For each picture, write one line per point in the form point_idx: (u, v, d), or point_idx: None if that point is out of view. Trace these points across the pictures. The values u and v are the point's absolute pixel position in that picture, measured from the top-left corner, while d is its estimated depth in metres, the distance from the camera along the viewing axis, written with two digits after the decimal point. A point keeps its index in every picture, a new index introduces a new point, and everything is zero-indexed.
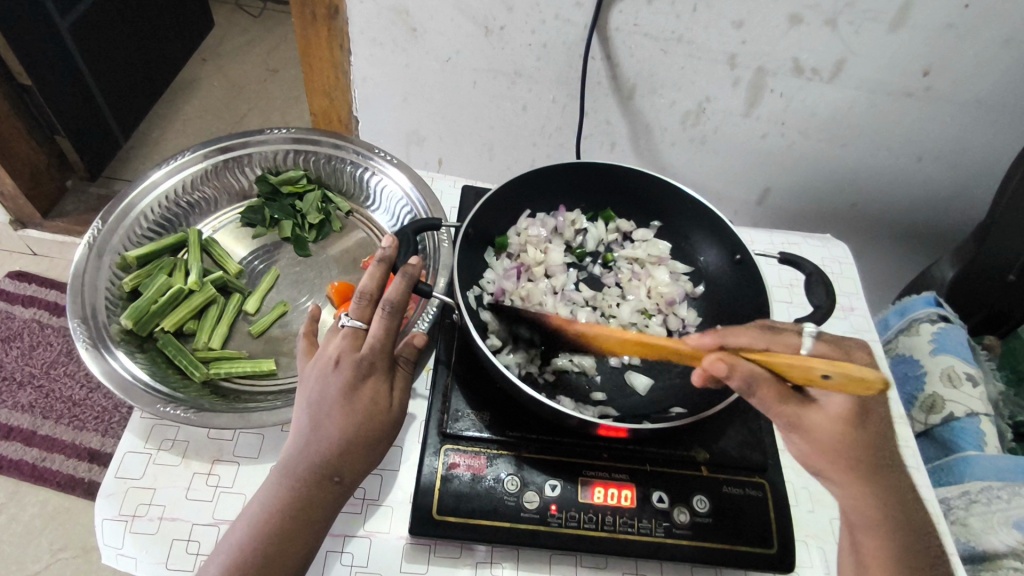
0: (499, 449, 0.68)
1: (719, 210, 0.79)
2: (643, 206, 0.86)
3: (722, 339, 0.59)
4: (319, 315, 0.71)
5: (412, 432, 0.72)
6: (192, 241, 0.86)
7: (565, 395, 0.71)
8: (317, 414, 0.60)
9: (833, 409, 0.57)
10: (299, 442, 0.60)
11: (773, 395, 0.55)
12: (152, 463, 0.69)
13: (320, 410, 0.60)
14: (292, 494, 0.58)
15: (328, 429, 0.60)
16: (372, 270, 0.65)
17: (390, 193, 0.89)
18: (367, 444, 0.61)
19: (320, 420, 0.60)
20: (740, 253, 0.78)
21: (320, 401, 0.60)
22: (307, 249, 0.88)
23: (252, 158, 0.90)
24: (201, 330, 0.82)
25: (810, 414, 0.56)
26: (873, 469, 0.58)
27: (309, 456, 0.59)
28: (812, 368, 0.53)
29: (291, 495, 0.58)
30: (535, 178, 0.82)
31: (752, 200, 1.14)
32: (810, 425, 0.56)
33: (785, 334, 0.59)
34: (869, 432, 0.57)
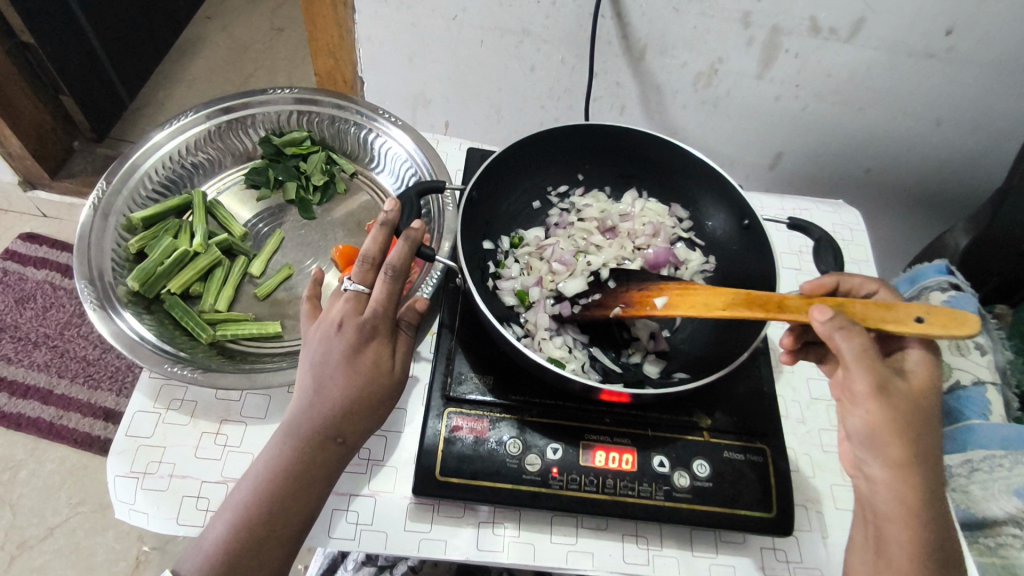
0: (502, 412, 0.68)
1: (728, 172, 0.76)
2: (645, 169, 0.82)
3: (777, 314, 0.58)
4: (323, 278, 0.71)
5: (416, 394, 0.74)
6: (196, 203, 0.85)
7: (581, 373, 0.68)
8: (321, 375, 0.61)
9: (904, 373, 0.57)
10: (303, 403, 0.61)
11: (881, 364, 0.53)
12: (160, 423, 0.71)
13: (324, 371, 0.61)
14: (294, 454, 0.59)
15: (331, 391, 0.60)
16: (375, 234, 0.64)
17: (395, 155, 0.89)
18: (368, 408, 0.61)
19: (323, 382, 0.61)
20: (748, 218, 0.75)
21: (322, 363, 0.61)
22: (312, 212, 0.88)
23: (256, 118, 0.88)
24: (206, 293, 0.80)
25: (843, 412, 0.59)
26: (929, 463, 0.54)
27: (312, 417, 0.60)
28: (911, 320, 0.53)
29: (294, 454, 0.59)
30: (535, 145, 0.79)
31: (763, 165, 1.12)
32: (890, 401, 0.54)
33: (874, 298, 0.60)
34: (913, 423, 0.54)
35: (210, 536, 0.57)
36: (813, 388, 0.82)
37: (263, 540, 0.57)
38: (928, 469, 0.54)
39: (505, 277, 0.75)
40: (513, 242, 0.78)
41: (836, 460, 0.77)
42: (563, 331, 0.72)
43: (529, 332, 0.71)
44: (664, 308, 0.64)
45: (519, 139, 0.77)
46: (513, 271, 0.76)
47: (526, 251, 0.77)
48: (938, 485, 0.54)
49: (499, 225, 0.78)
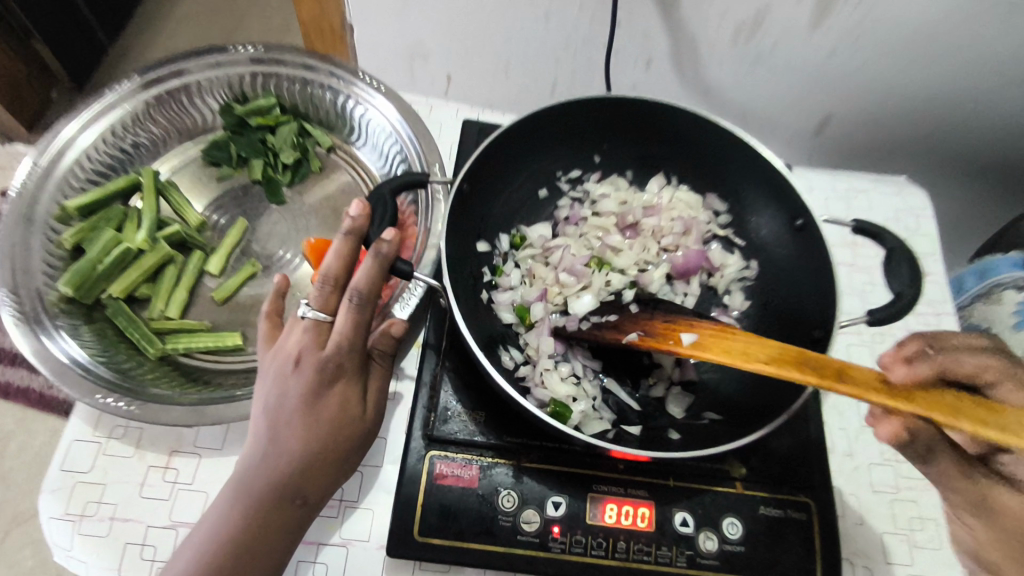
0: (494, 457, 0.57)
1: (780, 160, 0.61)
2: (676, 150, 0.67)
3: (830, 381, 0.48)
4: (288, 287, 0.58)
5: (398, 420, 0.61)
6: (145, 184, 0.72)
7: (589, 413, 0.56)
8: (275, 422, 0.50)
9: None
10: (254, 453, 0.50)
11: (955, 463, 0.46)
12: (101, 455, 0.62)
13: (279, 418, 0.50)
14: (247, 519, 0.48)
15: (287, 442, 0.49)
16: (339, 247, 0.51)
17: (376, 127, 0.75)
18: (335, 460, 0.50)
19: (280, 431, 0.50)
20: (801, 218, 0.61)
21: (277, 408, 0.50)
22: (281, 197, 0.75)
23: (208, 83, 0.74)
24: (156, 296, 0.68)
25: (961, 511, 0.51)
26: None
27: (267, 473, 0.49)
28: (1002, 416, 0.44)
29: (247, 519, 0.48)
30: (541, 122, 0.64)
31: (808, 131, 0.96)
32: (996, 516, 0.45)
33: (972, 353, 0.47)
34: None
35: None
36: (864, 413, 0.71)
37: None
38: None
39: (501, 287, 0.63)
40: (513, 242, 0.65)
41: (887, 502, 0.66)
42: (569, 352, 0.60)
43: (527, 360, 0.59)
44: (692, 347, 0.53)
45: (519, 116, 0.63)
46: (511, 280, 0.63)
47: (529, 254, 0.64)
48: None
49: (496, 220, 0.65)
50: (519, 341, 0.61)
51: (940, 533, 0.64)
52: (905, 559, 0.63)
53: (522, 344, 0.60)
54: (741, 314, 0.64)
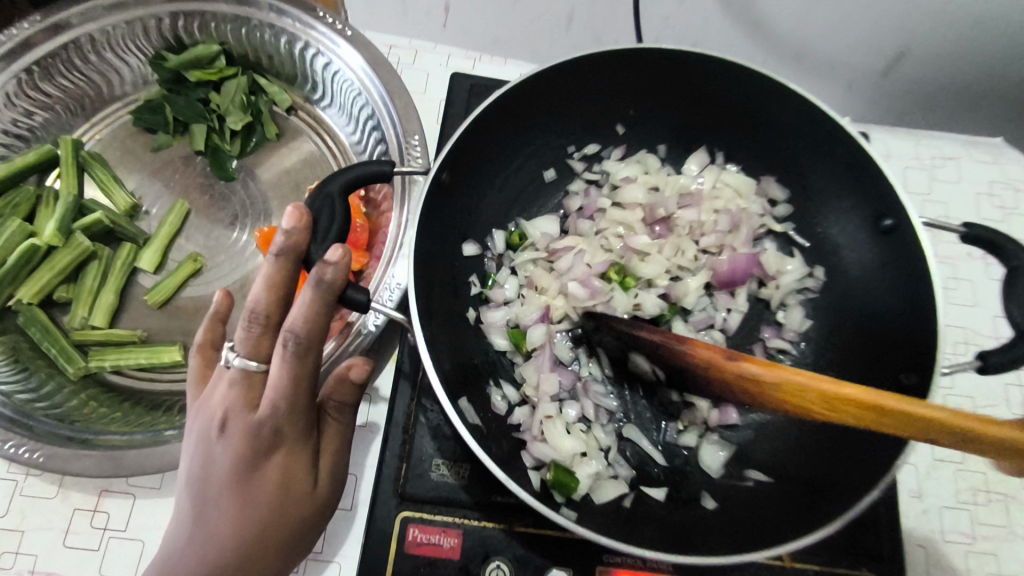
0: (481, 520, 0.46)
1: (866, 138, 0.46)
2: (722, 119, 0.52)
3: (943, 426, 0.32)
4: (230, 308, 0.47)
5: (369, 454, 0.51)
6: (64, 157, 0.59)
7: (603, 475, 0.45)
8: (200, 501, 0.39)
9: None
10: (174, 539, 0.39)
11: None
12: (18, 496, 0.52)
13: (204, 496, 0.39)
14: None
15: (215, 529, 0.38)
16: (268, 273, 0.38)
17: (342, 84, 0.60)
18: (280, 548, 0.39)
19: (205, 513, 0.39)
20: (893, 218, 0.46)
21: (202, 483, 0.39)
22: (230, 170, 0.61)
23: (116, 32, 0.59)
24: (77, 300, 0.56)
25: None
26: None
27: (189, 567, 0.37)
28: None
29: None
30: (543, 85, 0.48)
31: (874, 69, 0.73)
32: None
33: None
34: None
35: None
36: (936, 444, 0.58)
37: None
38: None
39: (495, 301, 0.50)
40: (510, 242, 0.52)
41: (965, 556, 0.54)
42: (626, 352, 0.46)
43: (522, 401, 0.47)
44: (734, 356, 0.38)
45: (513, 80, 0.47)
46: (508, 292, 0.50)
47: (529, 259, 0.51)
48: None
49: (491, 213, 0.51)
50: (514, 374, 0.48)
51: None
52: None
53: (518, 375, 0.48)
54: (798, 337, 0.50)
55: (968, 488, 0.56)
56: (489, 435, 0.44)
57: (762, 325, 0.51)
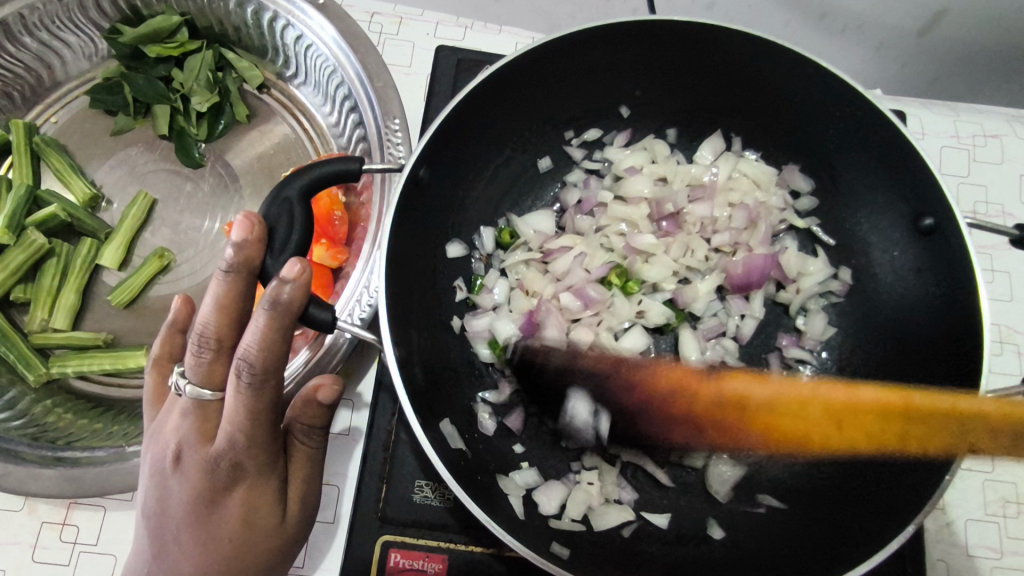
0: (469, 545, 0.42)
1: (904, 124, 0.40)
2: (738, 98, 0.46)
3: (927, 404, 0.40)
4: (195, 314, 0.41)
5: (351, 469, 0.47)
6: (15, 146, 0.54)
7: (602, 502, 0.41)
8: (160, 535, 0.36)
9: None
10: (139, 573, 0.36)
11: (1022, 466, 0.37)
12: None
13: (162, 532, 0.35)
14: None
15: (176, 568, 0.35)
16: (217, 293, 0.34)
17: (316, 58, 0.54)
18: None
19: (165, 550, 0.35)
20: (934, 216, 0.40)
21: (159, 519, 0.35)
22: (197, 156, 0.56)
23: (59, 5, 0.54)
24: (34, 301, 0.52)
25: None
26: None
27: None
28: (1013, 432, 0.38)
29: None
30: (535, 63, 0.42)
31: (913, 34, 0.66)
32: None
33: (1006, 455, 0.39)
34: None
35: None
36: None
37: None
38: None
39: (483, 308, 0.45)
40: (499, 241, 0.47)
41: None
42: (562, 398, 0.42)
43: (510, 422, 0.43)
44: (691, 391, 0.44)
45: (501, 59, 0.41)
46: (496, 298, 0.46)
47: (520, 261, 0.46)
48: None
49: (479, 210, 0.46)
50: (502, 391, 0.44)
51: None
52: None
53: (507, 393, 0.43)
54: (820, 347, 0.45)
55: None
56: (474, 460, 0.39)
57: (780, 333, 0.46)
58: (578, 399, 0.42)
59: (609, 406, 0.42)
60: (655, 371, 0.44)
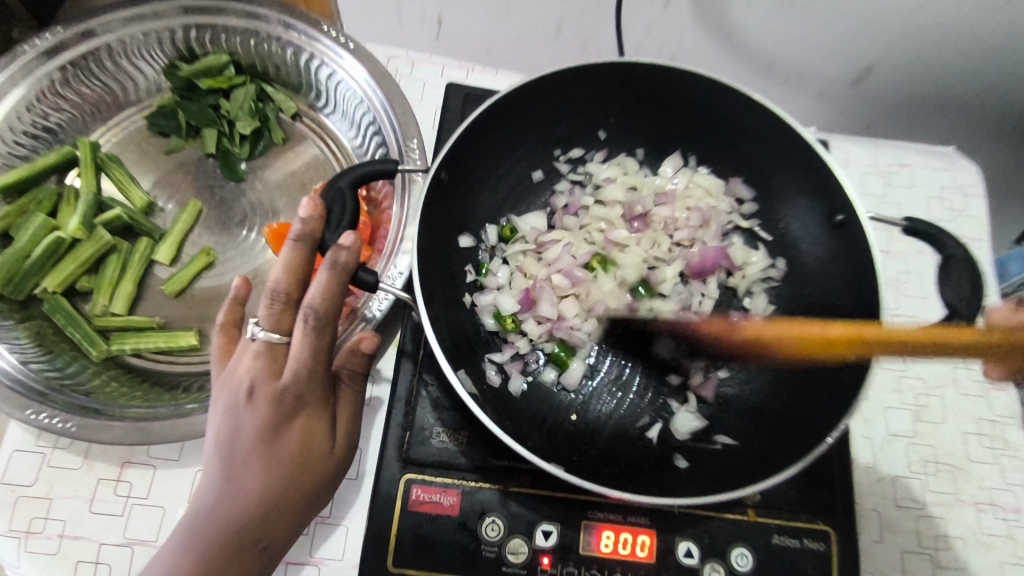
0: (478, 481, 0.51)
1: (820, 144, 0.51)
2: (692, 124, 0.58)
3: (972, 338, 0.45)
4: (249, 293, 0.51)
5: (374, 432, 0.55)
6: (83, 159, 0.63)
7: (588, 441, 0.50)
8: (229, 459, 0.44)
9: None
10: (207, 494, 0.44)
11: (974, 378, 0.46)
12: (45, 466, 0.56)
13: (233, 456, 0.43)
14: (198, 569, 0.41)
15: (245, 484, 0.43)
16: (286, 257, 0.44)
17: (346, 92, 0.65)
18: (299, 503, 0.44)
19: (235, 471, 0.43)
20: (843, 214, 0.52)
21: (231, 446, 0.44)
22: (239, 171, 0.66)
23: (135, 41, 0.63)
24: (98, 289, 0.60)
25: None
26: None
27: (221, 518, 0.42)
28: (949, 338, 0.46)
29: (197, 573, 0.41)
30: (531, 95, 0.54)
31: (844, 81, 0.80)
32: None
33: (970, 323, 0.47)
34: None
35: None
36: (892, 422, 0.65)
37: None
38: None
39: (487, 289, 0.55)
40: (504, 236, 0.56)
41: (913, 519, 0.61)
42: (648, 340, 0.55)
43: (508, 378, 0.52)
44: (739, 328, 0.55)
45: (505, 91, 0.52)
46: (499, 280, 0.55)
47: (516, 251, 0.56)
48: None
49: (485, 214, 0.56)
50: (501, 353, 0.53)
51: (967, 552, 0.60)
52: None
53: (505, 354, 0.53)
54: (764, 320, 0.56)
55: (918, 461, 0.63)
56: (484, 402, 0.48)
57: (731, 310, 0.57)
58: (661, 340, 0.55)
59: (683, 340, 0.55)
60: (699, 322, 0.56)
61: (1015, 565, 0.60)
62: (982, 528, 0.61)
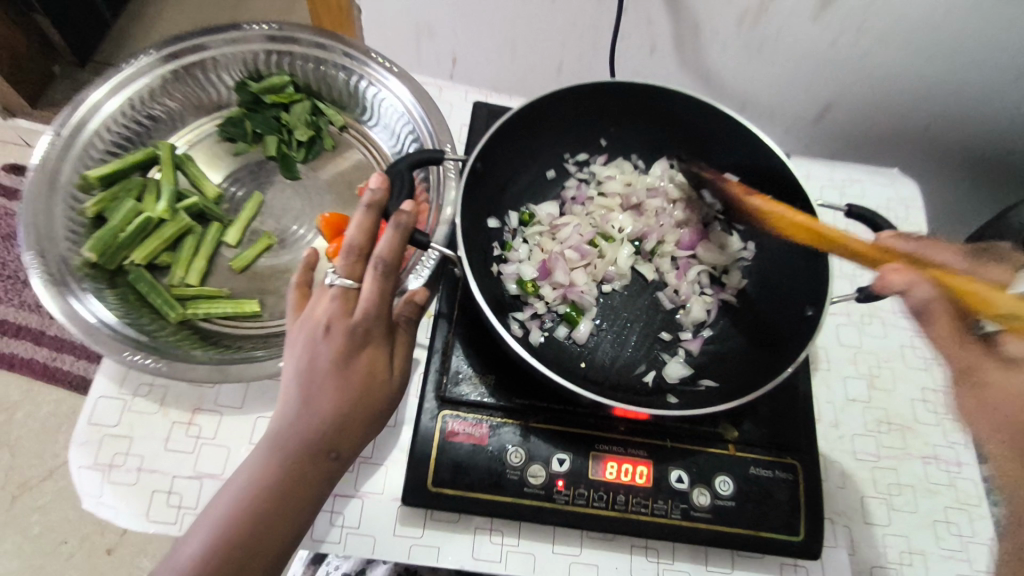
0: (503, 418, 0.61)
1: (780, 147, 0.64)
2: (679, 135, 0.71)
3: (924, 251, 0.54)
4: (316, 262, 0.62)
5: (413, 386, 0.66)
6: (163, 157, 0.74)
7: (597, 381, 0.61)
8: (308, 384, 0.53)
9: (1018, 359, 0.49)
10: (287, 413, 0.53)
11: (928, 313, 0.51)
12: (126, 411, 0.65)
13: (311, 380, 0.53)
14: (283, 468, 0.52)
15: (321, 402, 0.53)
16: (360, 219, 0.54)
17: (389, 108, 0.77)
18: (364, 421, 0.54)
19: (312, 392, 0.53)
20: (799, 201, 0.65)
21: (309, 372, 0.53)
22: (295, 171, 0.77)
23: (228, 58, 0.76)
24: (176, 263, 0.71)
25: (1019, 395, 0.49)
26: None
27: (301, 429, 0.52)
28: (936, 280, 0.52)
29: (282, 472, 0.52)
30: (549, 106, 0.67)
31: (808, 117, 0.96)
32: (989, 387, 0.48)
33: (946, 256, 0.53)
34: None
35: (184, 554, 0.51)
36: (850, 388, 0.75)
37: (248, 560, 0.51)
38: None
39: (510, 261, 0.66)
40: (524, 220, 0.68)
41: (869, 469, 0.71)
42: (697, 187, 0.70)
43: (528, 332, 0.63)
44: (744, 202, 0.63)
45: (529, 101, 0.65)
46: (520, 254, 0.66)
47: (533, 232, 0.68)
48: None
49: (509, 201, 0.69)
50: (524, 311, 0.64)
51: (918, 498, 0.69)
52: (883, 520, 0.68)
53: (527, 313, 0.64)
54: (739, 291, 0.68)
55: (872, 421, 0.73)
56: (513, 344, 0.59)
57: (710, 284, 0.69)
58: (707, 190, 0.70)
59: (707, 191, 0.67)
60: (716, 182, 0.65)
61: (956, 508, 0.69)
62: (928, 478, 0.71)
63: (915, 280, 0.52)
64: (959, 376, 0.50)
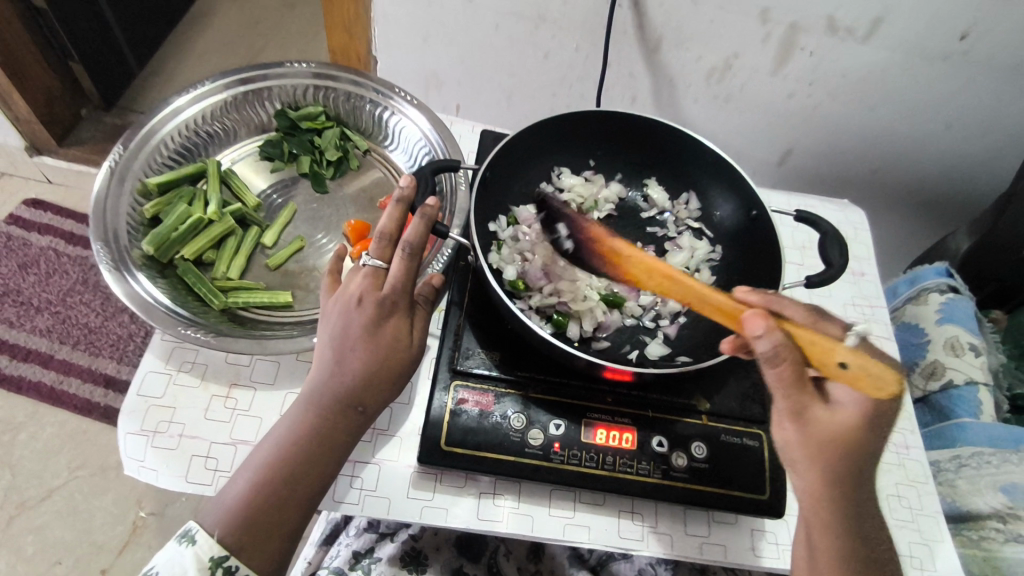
0: (507, 389, 0.71)
1: (738, 164, 0.77)
2: (656, 158, 0.84)
3: (772, 305, 0.57)
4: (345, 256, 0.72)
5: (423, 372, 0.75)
6: (211, 171, 0.86)
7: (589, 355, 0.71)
8: (341, 349, 0.62)
9: (844, 407, 0.56)
10: (323, 373, 0.62)
11: (794, 374, 0.54)
12: (171, 384, 0.73)
13: (344, 343, 0.62)
14: (319, 418, 0.61)
15: (352, 363, 0.62)
16: (391, 210, 0.65)
17: (408, 134, 0.90)
18: (388, 380, 0.63)
19: (344, 354, 0.62)
20: (756, 209, 0.77)
21: (343, 337, 0.62)
22: (324, 186, 0.89)
23: (274, 90, 0.89)
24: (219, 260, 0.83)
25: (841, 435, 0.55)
26: (840, 484, 0.56)
27: (336, 385, 0.62)
28: (837, 353, 0.54)
29: (317, 421, 0.61)
30: (545, 130, 0.81)
31: (771, 161, 1.11)
32: (811, 422, 0.55)
33: (830, 325, 0.57)
34: (852, 460, 0.56)
35: (232, 492, 0.59)
36: None
37: (287, 495, 0.59)
38: (838, 489, 0.56)
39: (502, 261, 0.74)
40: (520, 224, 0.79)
41: None
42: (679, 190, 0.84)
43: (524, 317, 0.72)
44: None
45: (527, 125, 0.79)
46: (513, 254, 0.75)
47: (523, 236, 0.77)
48: (848, 474, 0.56)
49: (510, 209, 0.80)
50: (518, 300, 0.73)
51: None
52: None
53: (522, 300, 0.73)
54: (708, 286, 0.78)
55: None
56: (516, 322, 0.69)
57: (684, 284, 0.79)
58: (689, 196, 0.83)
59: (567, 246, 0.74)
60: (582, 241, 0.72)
61: (906, 485, 0.75)
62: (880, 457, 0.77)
63: (772, 328, 0.52)
64: (793, 416, 0.55)
